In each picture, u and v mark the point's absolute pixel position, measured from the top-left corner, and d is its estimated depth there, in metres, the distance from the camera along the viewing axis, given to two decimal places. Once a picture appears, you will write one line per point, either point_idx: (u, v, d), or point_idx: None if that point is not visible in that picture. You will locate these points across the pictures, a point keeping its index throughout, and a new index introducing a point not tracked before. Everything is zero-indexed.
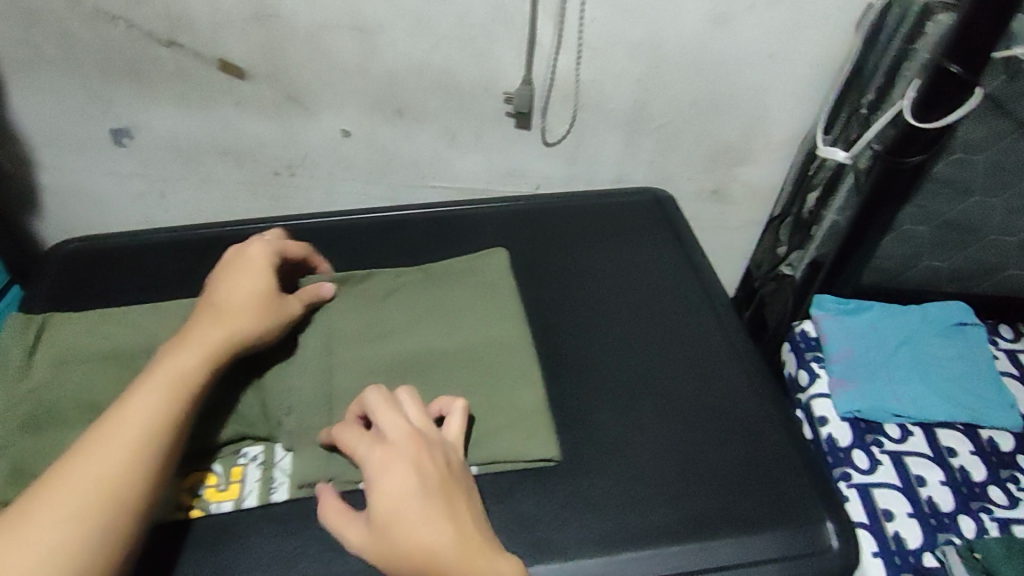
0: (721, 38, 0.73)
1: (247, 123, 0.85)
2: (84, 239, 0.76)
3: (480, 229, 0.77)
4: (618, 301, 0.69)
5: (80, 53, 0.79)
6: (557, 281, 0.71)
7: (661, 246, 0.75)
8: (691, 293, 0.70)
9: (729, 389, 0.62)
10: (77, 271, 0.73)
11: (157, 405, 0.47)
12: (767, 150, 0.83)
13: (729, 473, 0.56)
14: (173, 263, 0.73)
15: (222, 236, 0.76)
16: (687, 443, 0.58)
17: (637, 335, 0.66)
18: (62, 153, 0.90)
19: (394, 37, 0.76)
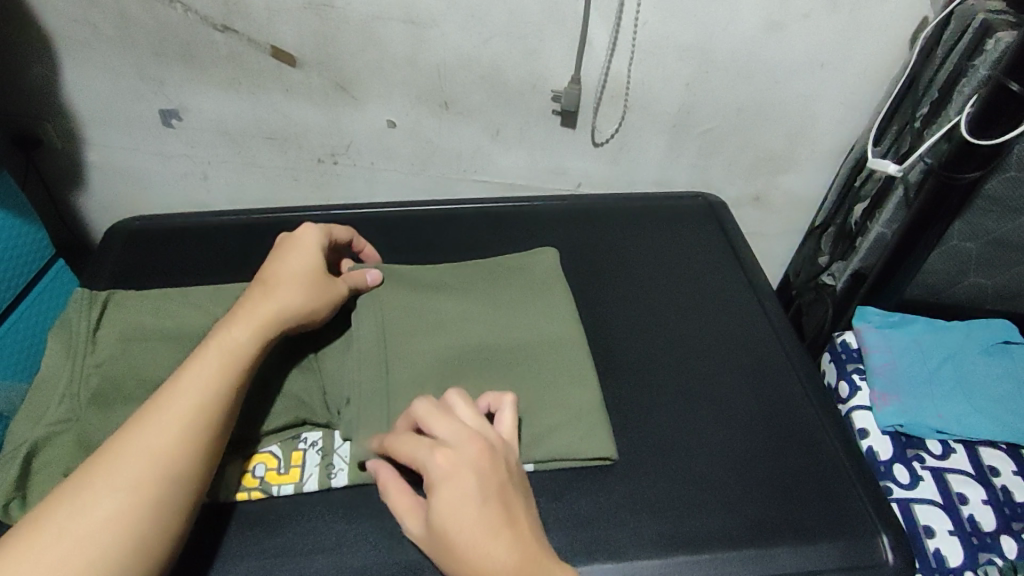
0: (775, 46, 0.73)
1: (294, 110, 0.86)
2: (145, 219, 0.77)
3: (524, 225, 0.77)
4: (664, 304, 0.69)
5: (136, 34, 0.80)
6: (603, 281, 0.71)
7: (706, 251, 0.75)
8: (735, 300, 0.70)
9: (773, 396, 0.62)
10: (135, 250, 0.74)
11: (205, 384, 0.47)
12: (812, 160, 0.83)
13: (774, 480, 0.56)
14: (228, 245, 0.74)
15: (276, 222, 0.77)
16: (731, 447, 0.58)
17: (681, 338, 0.66)
18: (111, 132, 0.91)
19: (445, 31, 0.76)
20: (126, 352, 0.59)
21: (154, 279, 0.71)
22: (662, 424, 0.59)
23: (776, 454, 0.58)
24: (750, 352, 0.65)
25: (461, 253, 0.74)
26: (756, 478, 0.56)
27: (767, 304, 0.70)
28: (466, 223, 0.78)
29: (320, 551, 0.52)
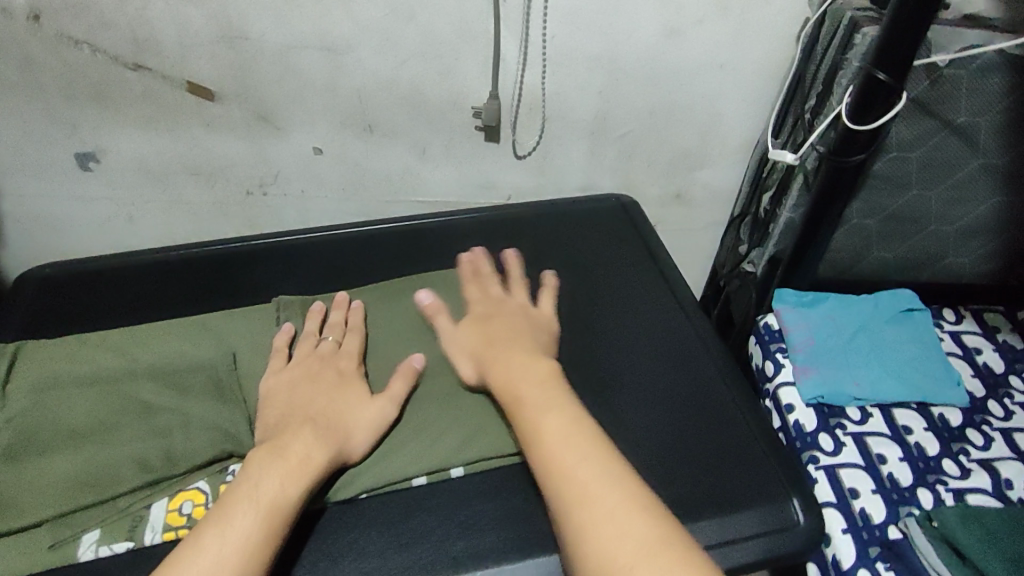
0: (674, 50, 0.77)
1: (216, 144, 0.86)
2: (60, 265, 0.75)
3: (455, 239, 0.79)
4: (595, 303, 0.72)
5: (42, 78, 0.79)
6: (535, 286, 0.74)
7: (626, 248, 0.78)
8: (658, 293, 0.73)
9: (699, 381, 0.65)
10: (51, 298, 0.72)
11: (276, 478, 0.51)
12: (724, 155, 0.88)
13: (704, 460, 0.59)
14: (152, 285, 0.73)
15: (201, 255, 0.76)
16: (663, 434, 0.61)
17: (613, 333, 0.69)
18: (24, 180, 0.88)
19: (363, 56, 0.78)
20: (46, 403, 0.59)
21: (76, 326, 0.69)
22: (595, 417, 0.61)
23: (702, 436, 0.61)
24: (674, 342, 0.69)
25: (393, 272, 0.75)
26: (685, 459, 0.59)
27: (688, 293, 0.74)
28: (398, 243, 0.79)
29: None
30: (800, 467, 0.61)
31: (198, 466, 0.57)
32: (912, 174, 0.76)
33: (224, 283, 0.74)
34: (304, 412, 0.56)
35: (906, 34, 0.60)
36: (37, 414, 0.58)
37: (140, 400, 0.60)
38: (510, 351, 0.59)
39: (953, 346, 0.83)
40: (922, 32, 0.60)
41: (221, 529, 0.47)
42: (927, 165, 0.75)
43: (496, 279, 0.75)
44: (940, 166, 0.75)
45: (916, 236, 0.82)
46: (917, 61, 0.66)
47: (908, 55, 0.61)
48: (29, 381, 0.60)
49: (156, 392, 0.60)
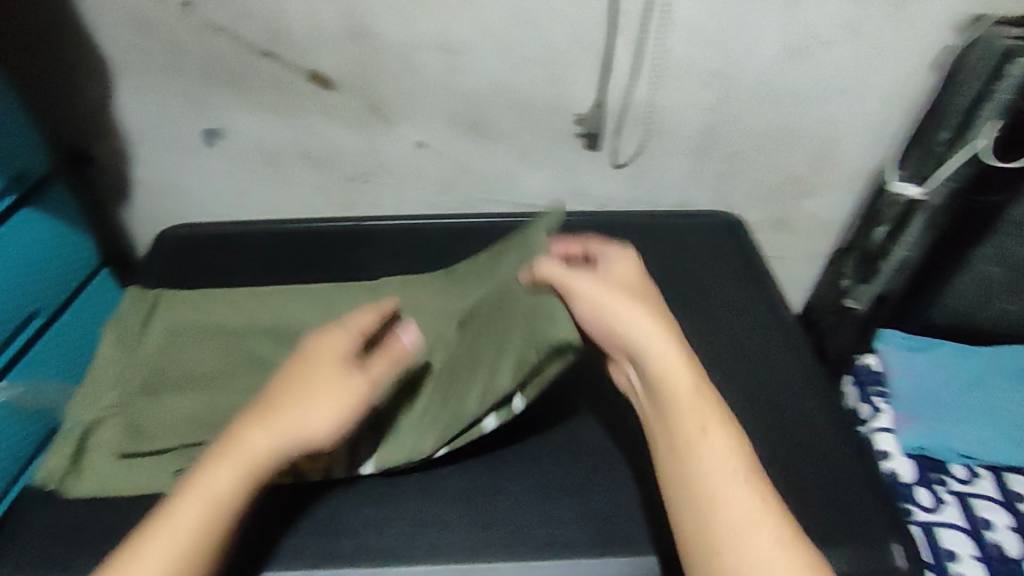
0: (794, 71, 0.75)
1: (330, 131, 0.90)
2: (191, 226, 0.81)
3: (560, 239, 0.80)
4: (696, 317, 0.71)
5: (184, 59, 0.86)
6: (633, 293, 0.73)
7: (730, 265, 0.76)
8: (758, 315, 0.71)
9: (795, 408, 0.62)
10: (187, 253, 0.78)
11: (216, 480, 0.44)
12: (835, 184, 0.84)
13: (794, 488, 0.56)
14: (270, 254, 0.78)
15: (322, 230, 0.81)
16: (754, 456, 0.58)
17: (709, 349, 0.67)
18: (157, 150, 0.96)
19: (477, 57, 0.80)
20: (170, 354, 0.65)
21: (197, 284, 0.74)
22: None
23: (790, 465, 0.58)
24: (768, 365, 0.66)
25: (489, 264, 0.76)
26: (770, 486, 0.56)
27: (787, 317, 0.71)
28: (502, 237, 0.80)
29: (348, 533, 0.56)
30: (900, 511, 0.57)
31: None
32: None
33: (333, 260, 0.77)
34: (268, 401, 0.47)
35: None
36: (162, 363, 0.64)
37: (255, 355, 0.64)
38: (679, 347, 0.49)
39: None
40: None
41: (164, 524, 0.43)
42: None
43: None
44: None
45: None
46: None
47: None
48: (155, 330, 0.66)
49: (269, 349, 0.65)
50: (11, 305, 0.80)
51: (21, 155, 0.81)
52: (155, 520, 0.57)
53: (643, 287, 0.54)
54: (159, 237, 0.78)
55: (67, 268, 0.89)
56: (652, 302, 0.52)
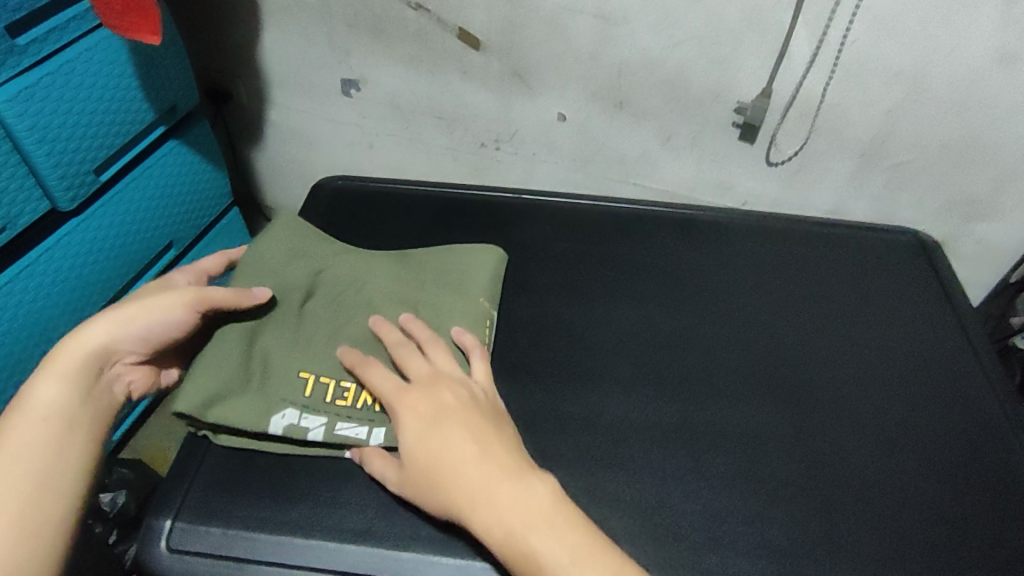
0: (998, 80, 0.67)
1: (468, 93, 0.88)
2: (348, 178, 0.78)
3: (728, 240, 0.70)
4: (886, 348, 0.61)
5: (333, 5, 0.85)
6: (808, 310, 0.63)
7: (921, 294, 0.65)
8: (951, 347, 0.61)
9: (1002, 466, 0.53)
10: (342, 206, 0.75)
11: (57, 399, 0.50)
12: (1021, 208, 0.75)
13: (1003, 557, 0.48)
14: (423, 218, 0.73)
15: (476, 200, 0.75)
16: (955, 513, 0.50)
17: (897, 383, 0.58)
18: (294, 94, 0.97)
19: (635, 30, 0.75)
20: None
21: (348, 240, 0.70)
22: (859, 468, 0.52)
23: (992, 525, 0.50)
24: (956, 405, 0.57)
25: (655, 254, 0.69)
26: (961, 545, 0.48)
27: (980, 350, 0.61)
28: (659, 229, 0.72)
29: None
30: None
31: None
32: None
33: (488, 231, 0.71)
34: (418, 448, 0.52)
35: None
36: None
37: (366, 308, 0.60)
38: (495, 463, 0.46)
39: None
40: None
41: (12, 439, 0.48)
42: None
43: (766, 289, 0.65)
44: None
45: None
46: None
47: None
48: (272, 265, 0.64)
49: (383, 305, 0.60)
50: (152, 239, 0.86)
51: (177, 89, 0.82)
52: (305, 476, 0.53)
53: (459, 433, 0.47)
54: (315, 187, 0.76)
55: (201, 205, 0.92)
56: (467, 456, 0.46)
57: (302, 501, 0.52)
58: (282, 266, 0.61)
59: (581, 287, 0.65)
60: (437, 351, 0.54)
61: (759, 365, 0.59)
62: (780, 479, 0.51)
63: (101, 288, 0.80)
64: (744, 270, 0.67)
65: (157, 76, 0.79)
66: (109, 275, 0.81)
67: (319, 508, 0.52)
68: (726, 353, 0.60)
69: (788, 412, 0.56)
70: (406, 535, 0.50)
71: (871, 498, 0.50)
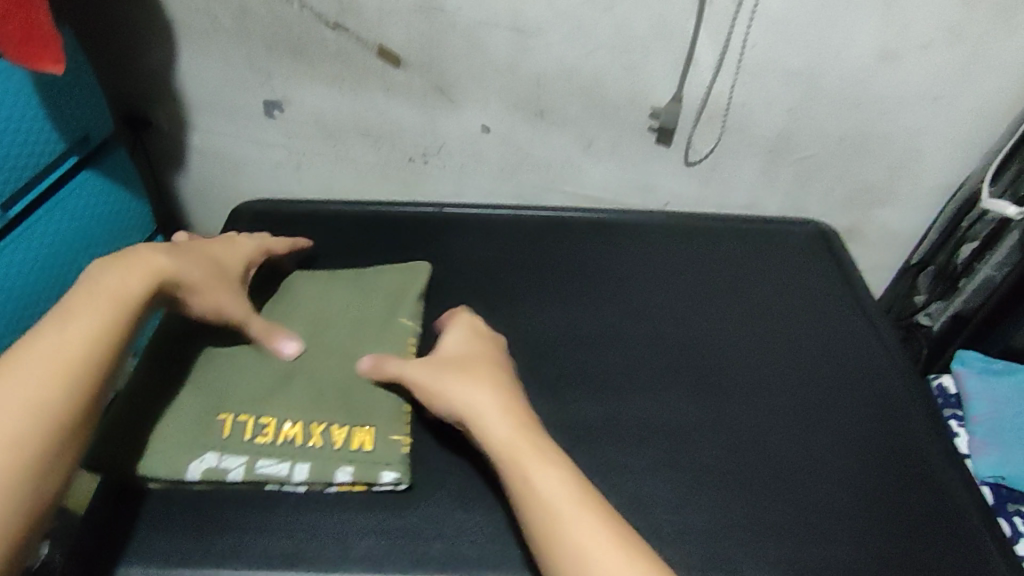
0: (884, 75, 0.72)
1: (392, 109, 0.89)
2: (267, 203, 0.77)
3: (644, 239, 0.73)
4: (794, 332, 0.64)
5: (251, 27, 0.84)
6: (722, 301, 0.67)
7: (824, 278, 0.70)
8: (855, 328, 0.65)
9: (904, 433, 0.57)
10: (261, 230, 0.74)
11: (132, 284, 0.49)
12: (914, 195, 0.81)
13: (909, 521, 0.51)
14: (344, 236, 0.73)
15: (398, 214, 0.76)
16: (864, 483, 0.53)
17: (804, 365, 0.61)
18: (216, 118, 0.95)
19: (549, 41, 0.77)
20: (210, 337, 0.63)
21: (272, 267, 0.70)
22: (775, 450, 0.55)
23: (898, 492, 0.53)
24: (861, 383, 0.61)
25: (578, 256, 0.71)
26: (873, 514, 0.51)
27: (878, 329, 0.65)
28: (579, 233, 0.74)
29: (437, 539, 0.51)
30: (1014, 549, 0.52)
31: (341, 441, 0.53)
32: None
33: (412, 243, 0.72)
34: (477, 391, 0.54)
35: None
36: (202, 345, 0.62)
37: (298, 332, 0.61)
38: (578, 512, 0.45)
39: None
40: None
41: (66, 317, 0.46)
42: None
43: (681, 284, 0.68)
44: None
45: None
46: None
47: None
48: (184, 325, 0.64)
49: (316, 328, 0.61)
50: (68, 274, 0.82)
51: (89, 118, 0.80)
52: (228, 505, 0.52)
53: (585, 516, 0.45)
54: (232, 213, 0.75)
55: (121, 237, 0.89)
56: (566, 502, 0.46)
57: (225, 534, 0.51)
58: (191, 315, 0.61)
59: (510, 293, 0.67)
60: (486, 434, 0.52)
61: (681, 358, 0.61)
62: (704, 466, 0.53)
63: (15, 330, 0.76)
64: (663, 267, 0.70)
65: (65, 105, 0.76)
66: (20, 315, 0.77)
67: (245, 537, 0.50)
68: (649, 348, 0.62)
69: (704, 400, 0.58)
70: (335, 556, 0.49)
71: (787, 475, 0.53)
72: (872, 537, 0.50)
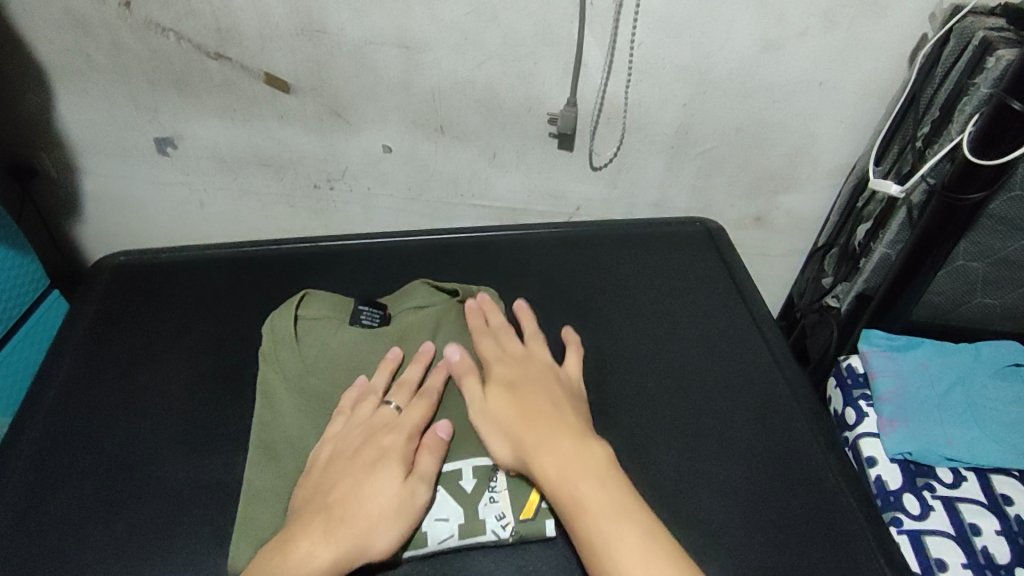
0: (769, 65, 0.72)
1: (290, 136, 0.86)
2: (131, 252, 0.75)
3: (539, 256, 0.74)
4: (674, 333, 0.66)
5: (128, 62, 0.80)
6: (607, 311, 0.68)
7: (706, 275, 0.72)
8: (738, 329, 0.66)
9: (781, 426, 0.58)
10: (129, 280, 0.72)
11: (327, 542, 0.46)
12: (813, 178, 0.82)
13: (785, 522, 0.52)
14: (219, 280, 0.72)
15: (286, 253, 0.75)
16: (742, 489, 0.54)
17: (682, 364, 0.63)
18: (107, 160, 0.91)
19: (439, 55, 0.75)
20: (93, 405, 0.60)
21: (147, 324, 0.67)
22: (650, 464, 0.55)
23: (778, 494, 0.53)
24: (745, 379, 0.62)
25: (485, 278, 0.71)
26: (749, 522, 0.51)
27: (771, 324, 0.67)
28: (483, 257, 0.74)
29: None
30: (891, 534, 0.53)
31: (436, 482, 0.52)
32: None
33: (299, 282, 0.71)
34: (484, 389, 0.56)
35: (1010, 120, 0.56)
36: (86, 416, 0.60)
37: (449, 477, 0.53)
38: (544, 451, 0.49)
39: None
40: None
41: None
42: None
43: (567, 297, 0.69)
44: None
45: None
46: (1005, 54, 0.57)
47: None
48: (70, 392, 0.62)
49: None
50: None
51: None
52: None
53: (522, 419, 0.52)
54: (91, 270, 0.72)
55: (10, 298, 0.82)
56: (529, 428, 0.51)
57: None
58: (100, 381, 0.62)
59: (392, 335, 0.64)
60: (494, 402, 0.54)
61: (584, 379, 0.61)
62: None
63: None
64: (555, 282, 0.71)
65: None
66: None
67: None
68: None
69: (593, 420, 0.58)
70: None
71: (666, 490, 0.53)
72: (748, 545, 0.50)
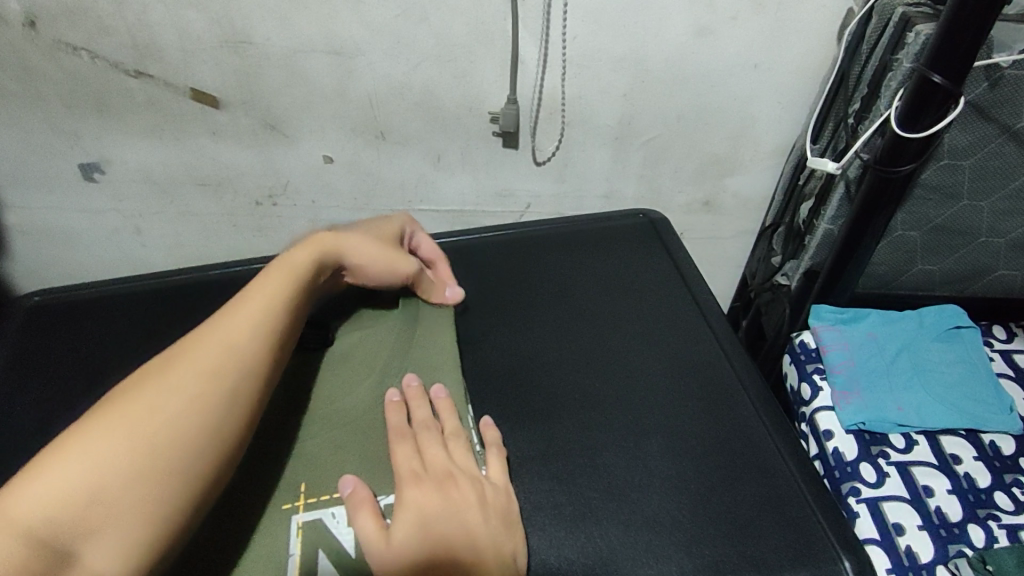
0: (703, 50, 0.73)
1: (225, 153, 0.83)
2: (45, 291, 0.72)
3: (490, 262, 0.73)
4: (628, 327, 0.67)
5: (41, 86, 0.75)
6: (560, 312, 0.68)
7: (651, 267, 0.73)
8: (691, 321, 0.68)
9: (736, 414, 0.59)
10: (49, 320, 0.69)
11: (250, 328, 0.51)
12: (754, 159, 0.83)
13: (746, 511, 0.53)
14: (145, 311, 0.70)
15: (219, 278, 0.73)
16: (702, 482, 0.54)
17: (636, 360, 0.64)
18: (30, 191, 0.86)
19: (372, 59, 0.73)
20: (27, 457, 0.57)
21: (72, 358, 0.65)
22: (615, 466, 0.55)
23: (738, 482, 0.54)
24: (700, 371, 0.63)
25: None
26: (712, 516, 0.52)
27: (719, 313, 0.68)
28: None
29: None
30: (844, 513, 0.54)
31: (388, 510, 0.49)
32: (963, 184, 0.67)
33: None
34: (417, 426, 0.53)
35: (932, 92, 0.57)
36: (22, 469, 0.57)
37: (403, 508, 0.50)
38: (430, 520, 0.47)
39: (1003, 367, 0.74)
40: (949, 69, 0.56)
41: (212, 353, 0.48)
42: (979, 174, 0.66)
43: (520, 301, 0.69)
44: (993, 174, 0.66)
45: (963, 248, 0.73)
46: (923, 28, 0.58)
47: (955, 50, 0.55)
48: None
49: (309, 478, 0.51)
50: None
51: None
52: None
53: (429, 478, 0.50)
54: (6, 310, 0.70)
55: None
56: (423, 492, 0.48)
57: None
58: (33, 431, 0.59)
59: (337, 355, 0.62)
60: (426, 444, 0.52)
61: (544, 383, 0.62)
62: (562, 497, 0.53)
63: None
64: (508, 286, 0.71)
65: None
66: None
67: None
68: (512, 379, 0.62)
69: (556, 425, 0.58)
70: None
71: (630, 492, 0.54)
72: (714, 538, 0.51)
